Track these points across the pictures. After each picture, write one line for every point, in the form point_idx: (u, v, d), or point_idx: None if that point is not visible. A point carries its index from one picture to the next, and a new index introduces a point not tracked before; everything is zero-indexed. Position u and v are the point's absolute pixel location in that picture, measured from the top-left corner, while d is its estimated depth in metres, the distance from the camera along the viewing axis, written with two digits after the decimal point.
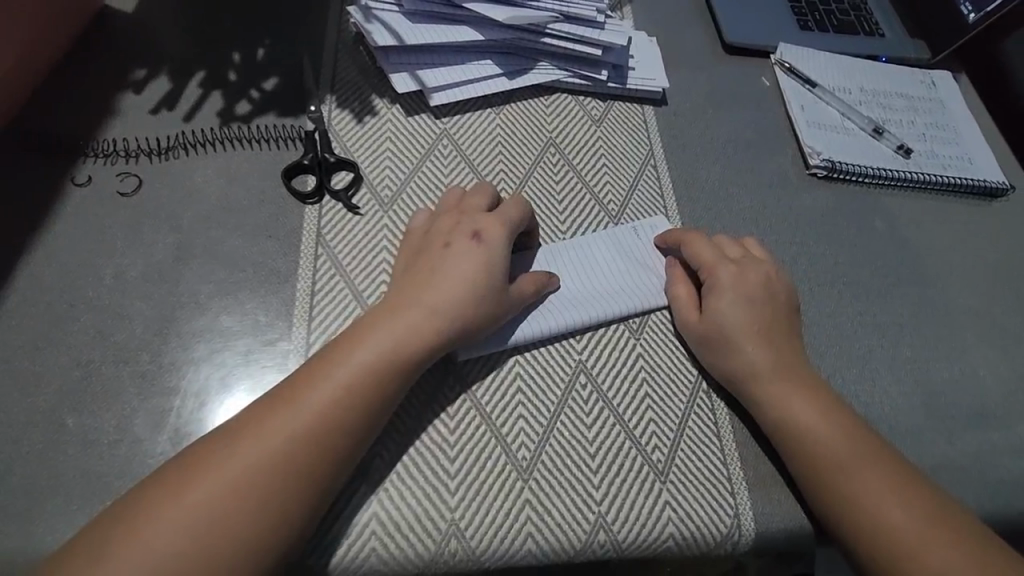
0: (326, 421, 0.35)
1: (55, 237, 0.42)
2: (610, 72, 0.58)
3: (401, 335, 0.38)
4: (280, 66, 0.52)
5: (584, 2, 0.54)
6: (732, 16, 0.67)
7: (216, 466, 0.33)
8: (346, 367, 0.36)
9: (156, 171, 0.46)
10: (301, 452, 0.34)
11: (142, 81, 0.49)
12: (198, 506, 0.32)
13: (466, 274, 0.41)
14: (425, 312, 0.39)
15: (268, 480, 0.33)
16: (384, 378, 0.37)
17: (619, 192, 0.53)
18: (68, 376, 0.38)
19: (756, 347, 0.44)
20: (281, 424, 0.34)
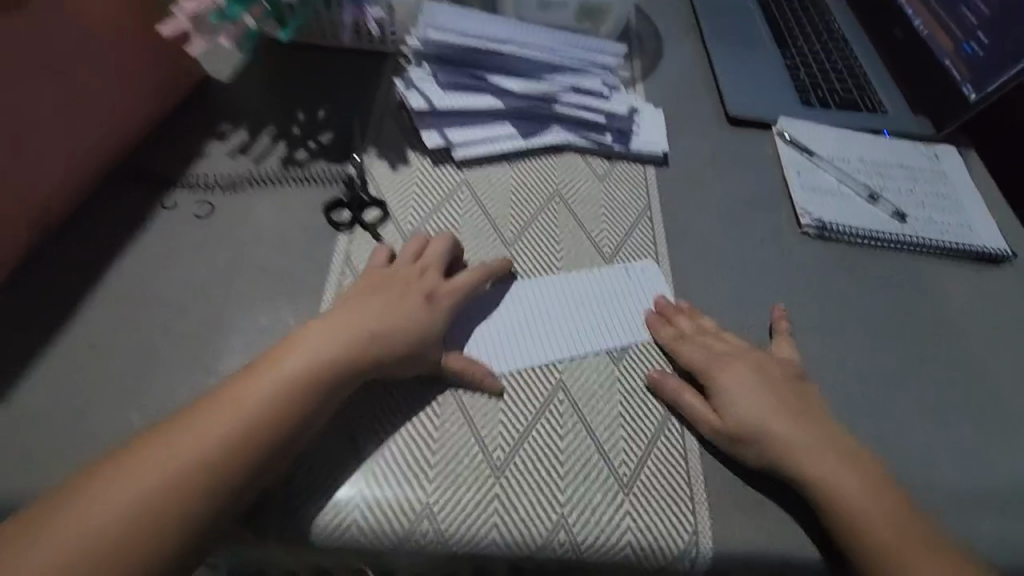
0: (274, 412, 0.41)
1: (142, 246, 0.53)
2: (615, 135, 0.66)
3: (343, 354, 0.44)
4: (336, 125, 0.63)
5: (591, 78, 0.64)
6: (737, 93, 0.74)
7: (176, 438, 0.39)
8: (272, 382, 0.41)
9: (227, 200, 0.56)
10: (243, 436, 0.39)
11: (227, 132, 0.61)
12: (154, 469, 0.38)
13: (409, 314, 0.47)
14: (357, 332, 0.45)
15: (222, 452, 0.39)
16: (324, 378, 0.43)
17: (614, 237, 0.59)
18: (136, 354, 0.47)
19: (801, 430, 0.46)
20: (205, 428, 0.39)
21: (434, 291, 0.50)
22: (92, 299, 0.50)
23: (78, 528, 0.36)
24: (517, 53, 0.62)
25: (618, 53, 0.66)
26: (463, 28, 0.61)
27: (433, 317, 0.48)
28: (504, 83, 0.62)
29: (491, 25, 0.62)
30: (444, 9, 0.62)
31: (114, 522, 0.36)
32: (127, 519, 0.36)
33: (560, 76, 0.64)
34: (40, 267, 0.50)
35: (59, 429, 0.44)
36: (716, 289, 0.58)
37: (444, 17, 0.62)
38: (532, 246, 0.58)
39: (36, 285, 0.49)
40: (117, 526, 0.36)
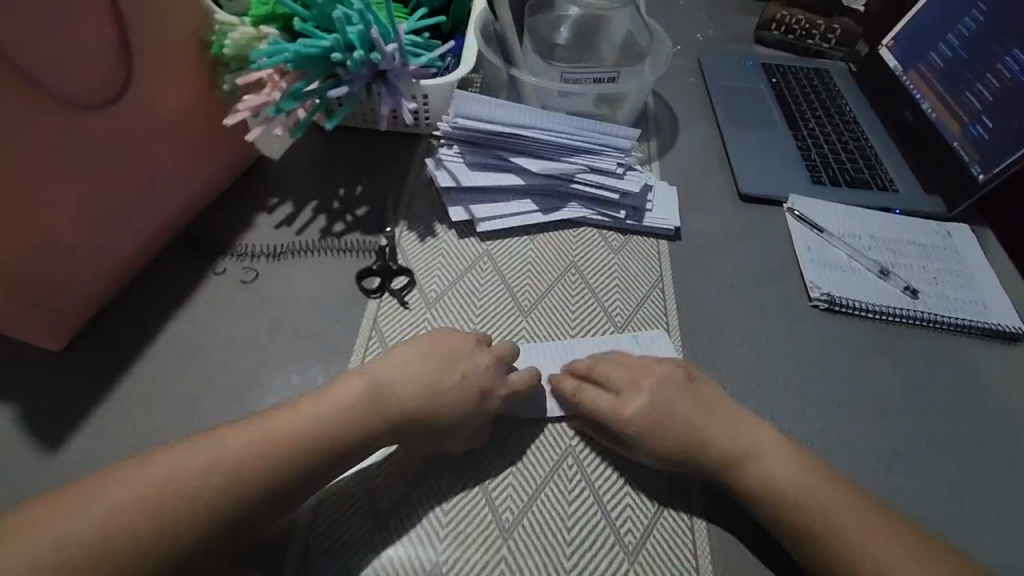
0: (295, 447, 0.42)
1: (192, 308, 0.58)
2: (630, 212, 0.70)
3: (371, 417, 0.45)
4: (371, 200, 0.69)
5: (609, 158, 0.68)
6: (748, 172, 0.78)
7: (192, 447, 0.40)
8: (305, 426, 0.43)
9: (270, 267, 0.62)
10: (262, 461, 0.40)
11: (274, 206, 0.68)
12: (155, 475, 0.38)
13: (461, 389, 0.48)
14: (394, 403, 0.46)
15: (235, 467, 0.40)
16: (349, 435, 0.44)
17: (626, 307, 0.62)
18: (178, 409, 0.52)
19: (723, 438, 0.48)
20: (221, 450, 0.40)
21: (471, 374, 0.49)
22: (145, 355, 0.55)
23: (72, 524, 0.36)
24: (540, 138, 0.67)
25: (631, 137, 0.69)
26: (489, 116, 0.67)
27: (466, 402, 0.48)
28: (524, 163, 0.67)
29: (509, 112, 0.67)
30: (473, 98, 0.66)
31: (108, 522, 0.36)
32: (121, 516, 0.36)
33: (577, 158, 0.68)
34: (104, 325, 0.56)
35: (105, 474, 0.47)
36: (725, 360, 0.60)
37: (470, 104, 0.66)
38: (546, 315, 0.61)
39: (98, 343, 0.55)
40: (115, 512, 0.36)
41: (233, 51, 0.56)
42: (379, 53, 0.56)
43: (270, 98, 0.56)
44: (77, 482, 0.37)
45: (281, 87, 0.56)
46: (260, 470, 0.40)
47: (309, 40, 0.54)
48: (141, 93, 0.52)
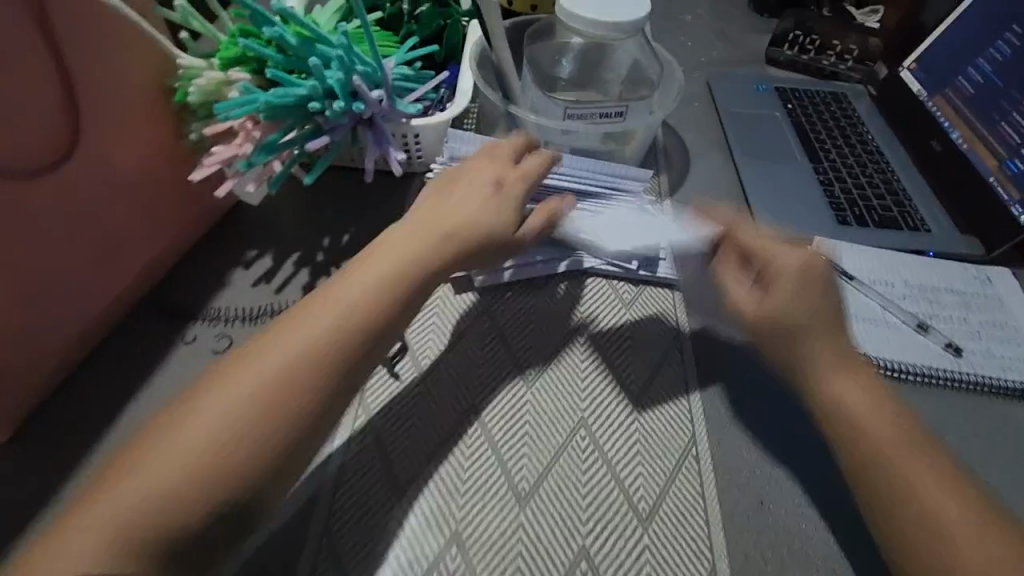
0: (335, 336, 0.38)
1: (156, 385, 0.51)
2: (643, 262, 0.64)
3: (423, 242, 0.44)
4: (359, 249, 0.63)
5: (619, 203, 0.63)
6: (769, 210, 0.72)
7: (224, 381, 0.37)
8: (297, 342, 0.38)
9: (245, 334, 0.55)
10: (311, 356, 0.37)
11: (252, 259, 0.61)
12: (210, 412, 0.35)
13: (484, 185, 0.49)
14: (445, 212, 0.47)
15: (279, 375, 0.36)
16: (382, 295, 0.41)
17: (642, 373, 0.56)
18: None
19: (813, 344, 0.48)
20: (214, 401, 0.35)
21: (506, 179, 0.51)
22: (100, 446, 0.48)
23: (134, 488, 0.33)
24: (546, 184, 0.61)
25: (642, 178, 0.65)
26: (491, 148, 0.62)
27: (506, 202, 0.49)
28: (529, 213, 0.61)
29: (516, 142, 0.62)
30: (469, 135, 0.63)
31: (173, 475, 0.33)
32: (193, 463, 0.34)
33: (586, 201, 0.62)
34: (54, 412, 0.49)
35: None
36: (754, 436, 0.53)
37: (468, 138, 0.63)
38: (554, 385, 0.55)
39: (46, 434, 0.48)
40: (159, 486, 0.33)
41: (198, 98, 0.50)
42: (362, 103, 0.51)
43: (240, 151, 0.50)
44: (53, 538, 0.32)
45: (254, 138, 0.50)
46: (315, 376, 0.37)
47: (282, 89, 0.48)
48: (92, 151, 0.46)
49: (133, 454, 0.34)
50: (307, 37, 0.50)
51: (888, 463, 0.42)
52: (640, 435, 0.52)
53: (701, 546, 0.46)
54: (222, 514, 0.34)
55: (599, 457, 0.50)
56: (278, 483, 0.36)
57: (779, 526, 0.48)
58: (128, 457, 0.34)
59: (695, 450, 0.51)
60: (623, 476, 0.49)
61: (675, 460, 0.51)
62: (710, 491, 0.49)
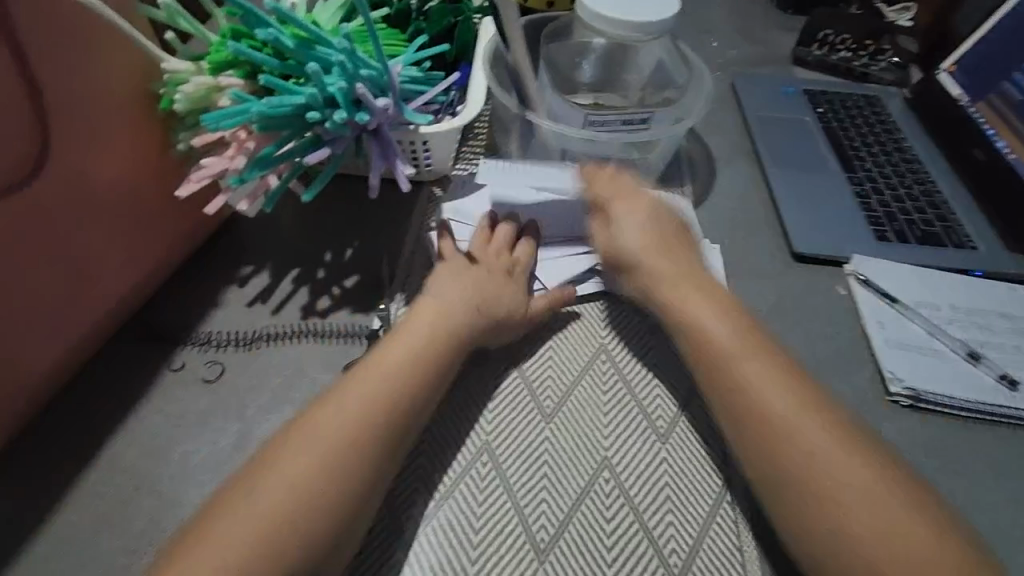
0: (398, 393, 0.42)
1: (140, 419, 0.47)
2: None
3: (460, 313, 0.49)
4: (363, 266, 0.58)
5: None
6: (802, 224, 0.67)
7: (303, 436, 0.39)
8: (336, 427, 0.39)
9: (239, 361, 0.51)
10: (346, 443, 0.39)
11: (247, 276, 0.56)
12: (297, 466, 0.38)
13: (497, 278, 0.53)
14: (470, 294, 0.51)
15: (353, 430, 0.39)
16: (412, 384, 0.43)
17: (670, 407, 0.51)
18: (114, 563, 0.41)
19: (701, 306, 0.49)
20: (259, 495, 0.37)
21: (514, 267, 0.55)
22: (79, 488, 0.44)
23: (236, 534, 0.35)
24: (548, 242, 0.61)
25: None
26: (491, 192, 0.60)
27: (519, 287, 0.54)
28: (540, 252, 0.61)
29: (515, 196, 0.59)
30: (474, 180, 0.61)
31: (269, 524, 0.36)
32: (278, 518, 0.36)
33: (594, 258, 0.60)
34: (29, 450, 0.45)
35: None
36: None
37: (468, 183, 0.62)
38: (575, 420, 0.50)
39: (18, 475, 0.44)
40: None
41: (185, 106, 0.46)
42: (366, 112, 0.46)
43: (232, 165, 0.46)
44: None
45: (247, 151, 0.46)
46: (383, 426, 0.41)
47: (278, 98, 0.44)
48: (64, 164, 0.41)
49: (216, 512, 0.36)
50: (305, 40, 0.45)
51: (794, 448, 0.41)
52: (670, 478, 0.47)
53: None
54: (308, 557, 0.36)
55: (624, 503, 0.46)
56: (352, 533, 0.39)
57: None
58: (174, 554, 0.35)
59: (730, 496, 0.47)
60: (652, 526, 0.45)
61: (708, 506, 0.46)
62: (748, 542, 0.45)
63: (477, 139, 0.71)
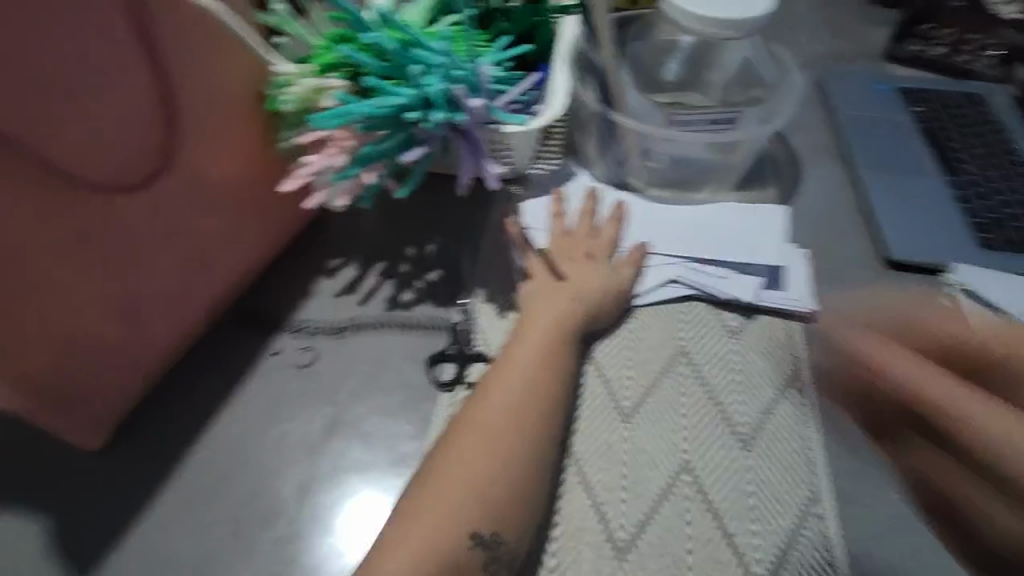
0: (531, 392, 0.45)
1: (241, 398, 0.50)
2: (738, 267, 0.58)
3: (575, 309, 0.52)
4: (445, 261, 0.60)
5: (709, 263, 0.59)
6: (898, 230, 0.64)
7: (463, 435, 0.42)
8: (468, 435, 0.42)
9: (331, 349, 0.54)
10: (486, 445, 0.41)
11: (337, 268, 0.59)
12: (466, 462, 0.41)
13: (595, 268, 0.55)
14: (569, 290, 0.53)
15: (509, 432, 0.42)
16: (536, 379, 0.46)
17: (752, 414, 0.50)
18: (221, 530, 0.44)
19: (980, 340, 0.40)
20: (418, 505, 0.40)
21: (597, 249, 0.57)
22: (189, 460, 0.47)
23: (403, 550, 0.38)
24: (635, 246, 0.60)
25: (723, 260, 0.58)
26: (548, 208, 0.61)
27: (608, 267, 0.56)
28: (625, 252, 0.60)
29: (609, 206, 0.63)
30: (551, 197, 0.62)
31: (449, 515, 0.39)
32: (442, 514, 0.39)
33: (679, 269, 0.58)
34: (144, 421, 0.49)
35: None
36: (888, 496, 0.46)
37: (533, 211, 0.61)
38: (653, 422, 0.50)
39: (137, 445, 0.47)
40: None
41: (294, 106, 0.49)
42: (462, 113, 0.48)
43: (334, 163, 0.49)
44: None
45: (347, 148, 0.49)
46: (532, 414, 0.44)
47: (383, 98, 0.46)
48: (188, 159, 0.45)
49: (389, 528, 0.39)
50: (408, 43, 0.48)
51: None
52: (753, 485, 0.46)
53: None
54: (484, 544, 0.39)
55: (705, 507, 0.45)
56: (527, 524, 0.41)
57: None
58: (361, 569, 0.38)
59: (818, 508, 0.45)
60: (735, 534, 0.44)
61: (795, 517, 0.45)
62: (837, 557, 0.43)
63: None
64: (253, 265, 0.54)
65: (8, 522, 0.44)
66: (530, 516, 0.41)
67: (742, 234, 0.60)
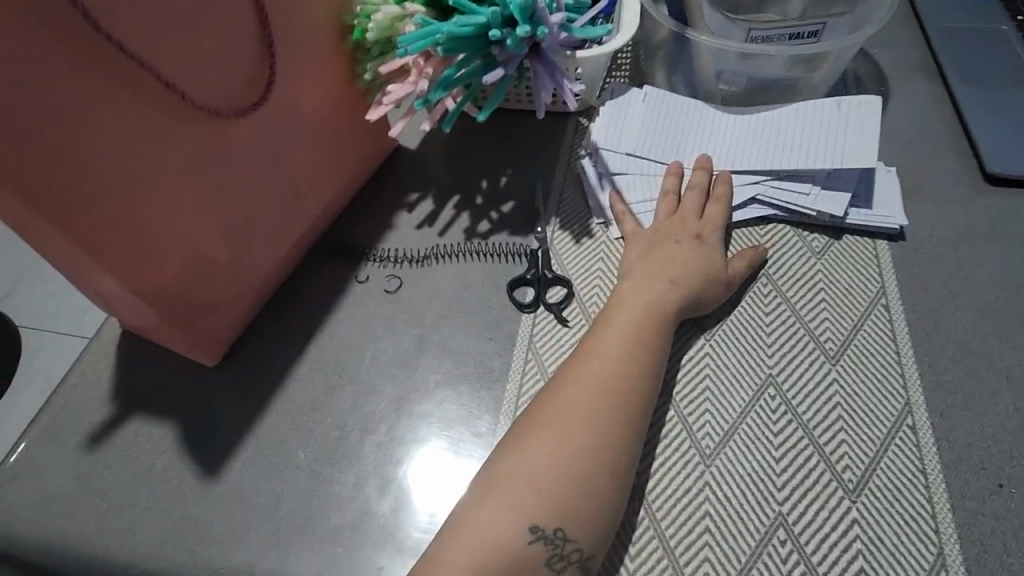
0: (618, 373, 0.43)
1: (335, 320, 0.54)
2: (821, 183, 0.56)
3: (667, 310, 0.47)
4: (518, 192, 0.61)
5: (801, 179, 0.57)
6: (998, 143, 0.60)
7: (534, 428, 0.42)
8: (550, 416, 0.42)
9: (414, 275, 0.56)
10: (567, 427, 0.41)
11: (414, 202, 0.61)
12: (529, 460, 0.40)
13: (694, 250, 0.51)
14: (663, 270, 0.49)
15: (585, 443, 0.40)
16: (627, 363, 0.44)
17: (840, 331, 0.49)
18: (328, 435, 0.48)
19: None
20: (497, 481, 0.40)
21: (703, 231, 0.53)
22: (294, 374, 0.51)
23: (483, 523, 0.39)
24: (722, 153, 0.59)
25: (815, 175, 0.56)
26: (635, 147, 0.60)
27: (711, 251, 0.51)
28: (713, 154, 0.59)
29: (687, 125, 0.61)
30: (627, 116, 0.62)
31: (510, 513, 0.39)
32: (523, 491, 0.39)
33: (765, 186, 0.57)
34: (249, 342, 0.53)
35: (262, 513, 0.45)
36: (986, 409, 0.45)
37: (613, 135, 0.61)
38: (736, 340, 0.49)
39: (246, 362, 0.51)
40: (483, 552, 0.38)
41: (376, 35, 0.50)
42: (544, 26, 0.48)
43: (417, 88, 0.50)
44: None
45: (427, 74, 0.50)
46: (606, 420, 0.41)
47: (464, 18, 0.46)
48: (282, 88, 0.47)
49: (473, 495, 0.40)
50: None
51: None
52: (841, 398, 0.46)
53: (924, 527, 0.40)
54: (546, 540, 0.38)
55: (792, 418, 0.45)
56: (601, 529, 0.39)
57: (1023, 517, 0.41)
58: (449, 527, 0.40)
59: (911, 420, 0.45)
60: (823, 442, 0.44)
61: (886, 430, 0.44)
62: (932, 464, 0.43)
63: (620, 68, 0.70)
64: (336, 200, 0.57)
65: (142, 428, 0.49)
66: (603, 519, 0.40)
67: (830, 133, 0.57)
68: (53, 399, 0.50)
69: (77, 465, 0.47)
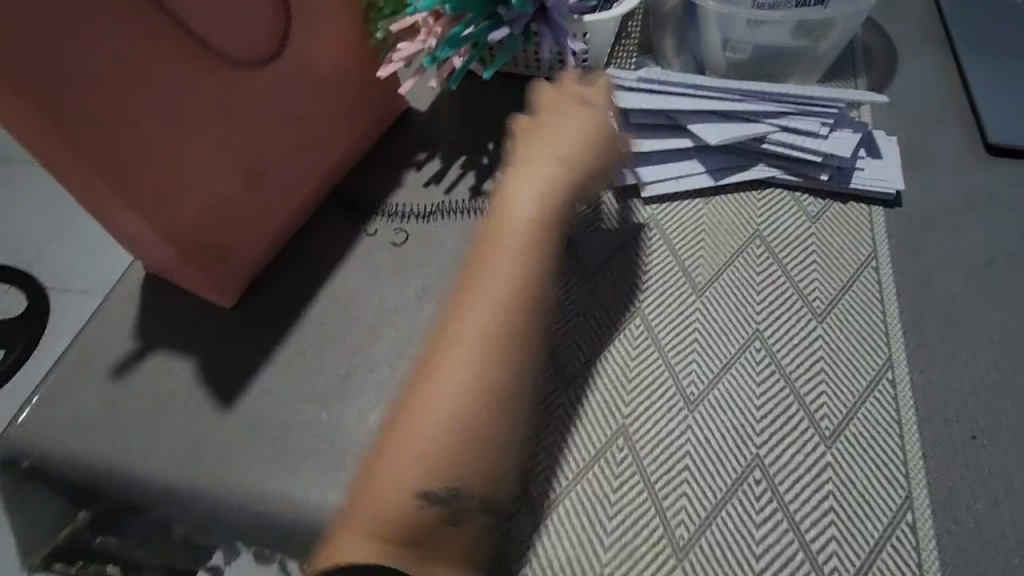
0: (516, 286, 0.43)
1: (344, 269, 0.56)
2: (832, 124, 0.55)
3: (550, 205, 0.48)
4: None
5: (809, 118, 0.55)
6: (1003, 115, 0.60)
7: (436, 378, 0.40)
8: (456, 357, 0.40)
9: (420, 230, 0.58)
10: (469, 381, 0.40)
11: (423, 161, 0.63)
12: (434, 415, 0.39)
13: (585, 138, 0.51)
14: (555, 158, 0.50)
15: (464, 405, 0.39)
16: (518, 271, 0.44)
17: (829, 291, 0.51)
18: (334, 373, 0.51)
19: None
20: (406, 440, 0.39)
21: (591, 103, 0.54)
22: (304, 318, 0.54)
23: (389, 489, 0.37)
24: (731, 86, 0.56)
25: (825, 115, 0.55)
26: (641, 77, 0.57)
27: (597, 127, 0.52)
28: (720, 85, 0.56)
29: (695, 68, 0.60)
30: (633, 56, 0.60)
31: (417, 474, 0.38)
32: (432, 452, 0.38)
33: (771, 127, 0.56)
34: (262, 287, 0.56)
35: (270, 440, 0.48)
36: (966, 366, 0.47)
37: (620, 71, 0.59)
38: (726, 297, 0.51)
39: (259, 306, 0.55)
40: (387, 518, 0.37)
41: None
42: None
43: (425, 46, 0.52)
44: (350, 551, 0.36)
45: (436, 32, 0.51)
46: (507, 356, 0.41)
47: None
48: (299, 42, 0.49)
49: (378, 463, 0.39)
50: None
51: None
52: (825, 353, 0.48)
53: (895, 472, 0.42)
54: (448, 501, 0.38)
55: (775, 369, 0.47)
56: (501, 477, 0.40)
57: (992, 466, 0.42)
58: (360, 490, 0.39)
59: (891, 374, 0.46)
60: (804, 392, 0.46)
61: (865, 384, 0.46)
62: (908, 415, 0.44)
63: (630, 36, 0.71)
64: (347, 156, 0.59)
65: (163, 363, 0.52)
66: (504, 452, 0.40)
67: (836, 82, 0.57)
68: (81, 334, 0.54)
69: (103, 393, 0.51)
